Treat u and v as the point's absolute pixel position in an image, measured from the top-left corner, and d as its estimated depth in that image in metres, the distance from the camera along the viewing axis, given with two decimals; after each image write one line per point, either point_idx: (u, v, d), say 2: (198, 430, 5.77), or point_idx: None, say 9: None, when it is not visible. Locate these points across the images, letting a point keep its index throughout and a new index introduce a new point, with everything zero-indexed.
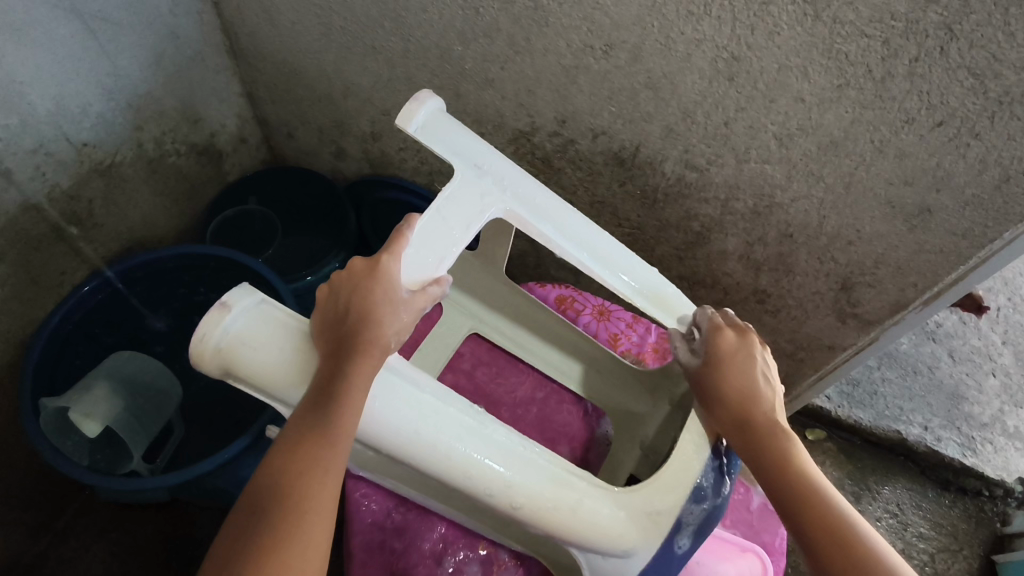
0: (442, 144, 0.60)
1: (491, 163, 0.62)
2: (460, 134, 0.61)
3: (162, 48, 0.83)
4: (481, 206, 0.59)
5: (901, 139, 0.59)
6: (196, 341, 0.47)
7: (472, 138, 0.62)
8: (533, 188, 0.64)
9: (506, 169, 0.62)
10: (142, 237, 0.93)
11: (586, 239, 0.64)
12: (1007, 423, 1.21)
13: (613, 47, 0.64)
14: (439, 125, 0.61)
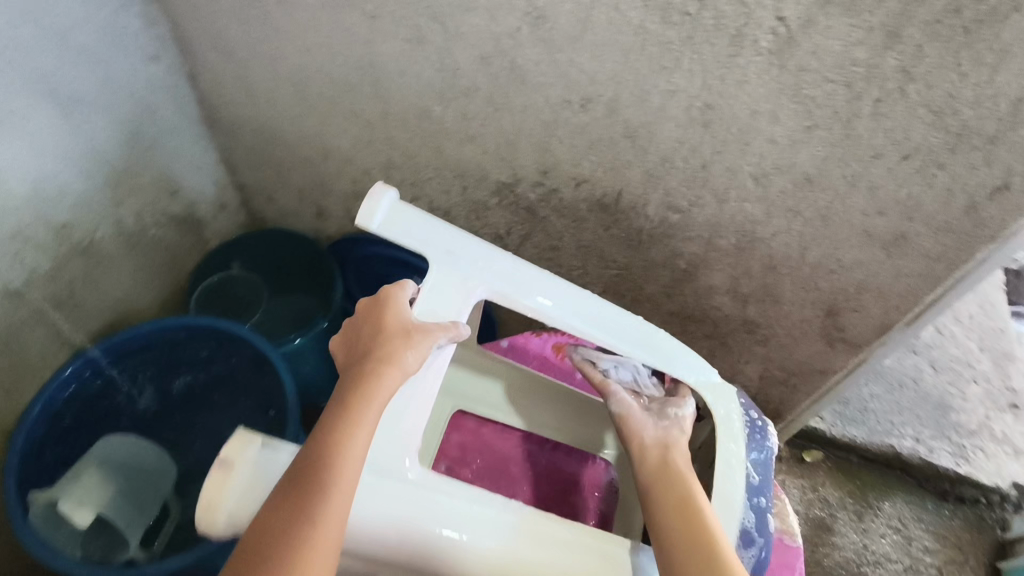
0: (406, 237, 0.57)
1: (460, 243, 0.58)
2: (419, 219, 0.57)
3: (139, 124, 0.83)
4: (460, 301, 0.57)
5: (872, 173, 0.61)
6: (204, 513, 0.47)
7: (433, 218, 0.58)
8: (511, 258, 0.60)
9: (478, 245, 0.59)
10: (124, 311, 0.92)
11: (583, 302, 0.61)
12: (995, 428, 1.25)
13: (590, 101, 0.67)
14: (401, 218, 0.57)
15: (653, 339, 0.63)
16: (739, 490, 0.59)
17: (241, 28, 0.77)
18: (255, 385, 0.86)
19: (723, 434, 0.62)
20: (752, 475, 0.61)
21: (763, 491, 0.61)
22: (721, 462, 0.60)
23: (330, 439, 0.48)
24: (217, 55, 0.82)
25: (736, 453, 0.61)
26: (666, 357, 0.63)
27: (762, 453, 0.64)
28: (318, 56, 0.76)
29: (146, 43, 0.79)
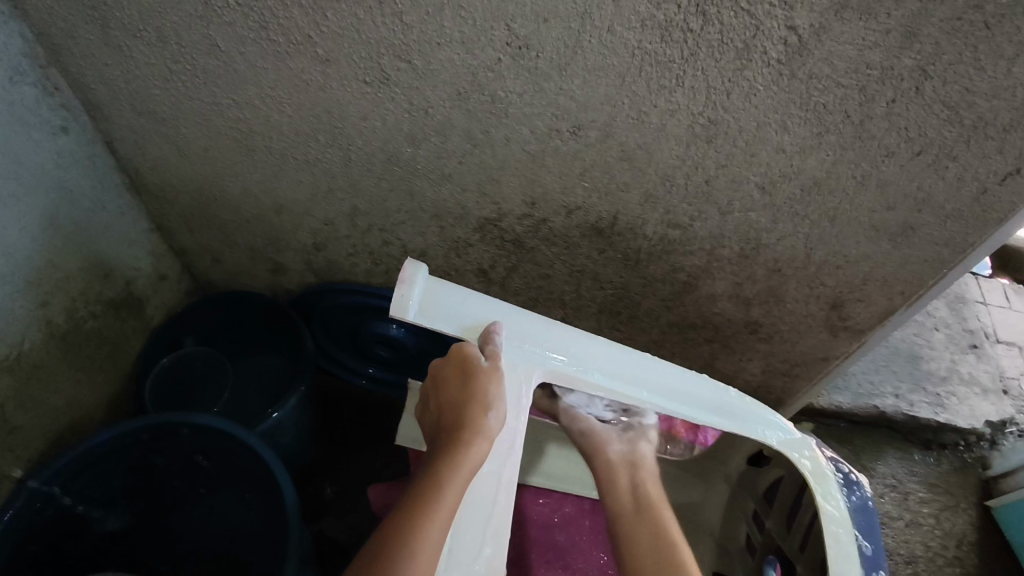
0: (447, 322, 0.57)
1: (512, 325, 0.59)
2: (469, 299, 0.58)
3: (55, 208, 0.71)
4: (523, 379, 0.57)
5: (883, 171, 0.59)
6: None
7: (481, 299, 0.59)
8: (556, 330, 0.61)
9: (533, 324, 0.60)
10: (69, 420, 0.80)
11: (637, 372, 0.63)
12: (962, 372, 1.30)
13: (581, 127, 0.61)
14: (438, 303, 0.56)
15: (723, 403, 0.65)
16: (854, 567, 0.56)
17: (167, 86, 0.66)
18: (241, 476, 0.75)
19: (823, 502, 0.60)
20: (864, 543, 0.58)
21: (880, 564, 0.57)
22: (829, 535, 0.58)
23: (396, 541, 0.45)
24: (138, 117, 0.71)
25: (840, 521, 0.59)
26: (737, 421, 0.65)
27: (870, 517, 0.60)
28: (263, 108, 0.67)
29: (50, 114, 0.68)
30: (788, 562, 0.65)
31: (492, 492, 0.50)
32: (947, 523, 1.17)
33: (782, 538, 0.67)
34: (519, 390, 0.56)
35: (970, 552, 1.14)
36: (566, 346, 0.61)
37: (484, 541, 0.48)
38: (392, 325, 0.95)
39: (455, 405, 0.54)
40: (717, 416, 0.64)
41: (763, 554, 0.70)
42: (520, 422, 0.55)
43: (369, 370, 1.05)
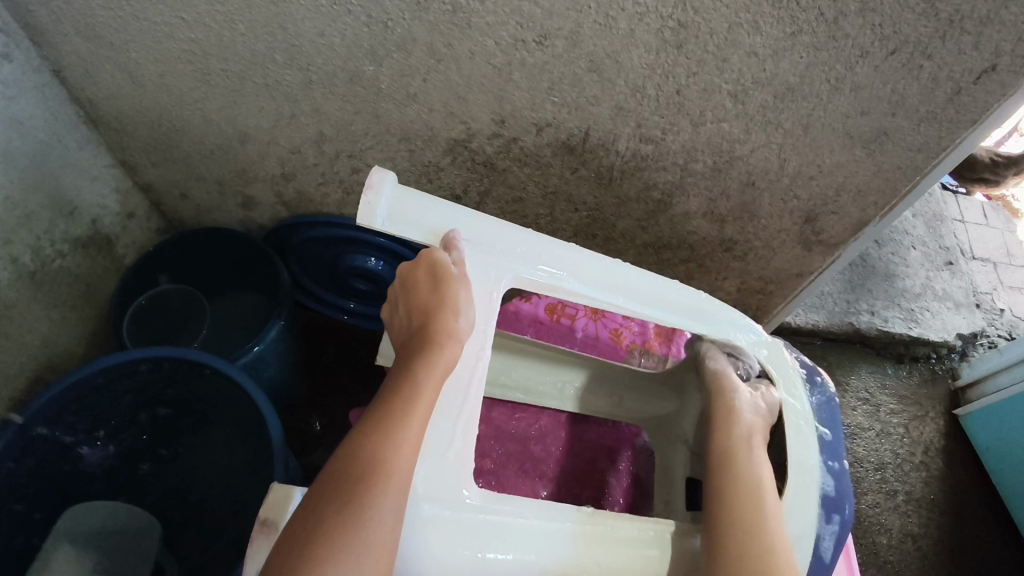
0: (413, 230, 0.56)
1: (483, 235, 0.59)
2: (441, 209, 0.58)
3: (7, 141, 0.69)
4: (493, 285, 0.58)
5: (856, 74, 0.58)
6: (261, 525, 0.46)
7: (453, 209, 0.59)
8: (528, 237, 0.61)
9: (504, 233, 0.60)
10: (47, 360, 0.80)
11: (610, 276, 0.63)
12: (936, 288, 1.33)
13: (548, 36, 0.59)
14: (404, 211, 0.56)
15: (695, 306, 0.65)
16: (812, 454, 0.59)
17: (111, 5, 0.63)
18: (225, 405, 0.76)
19: (788, 396, 0.63)
20: (823, 432, 0.62)
21: (838, 455, 0.60)
22: (792, 425, 0.61)
23: (380, 437, 0.46)
24: (85, 42, 0.68)
25: (803, 414, 0.62)
26: (708, 322, 0.66)
27: (830, 413, 0.64)
28: (216, 27, 0.64)
29: None
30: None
31: (465, 388, 0.52)
32: (915, 431, 1.22)
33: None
34: (490, 300, 0.57)
35: (935, 457, 1.20)
36: (540, 256, 0.61)
37: (455, 436, 0.50)
38: (370, 257, 0.95)
39: (425, 311, 0.54)
40: (689, 321, 0.65)
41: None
42: (489, 327, 0.56)
43: (350, 306, 1.05)
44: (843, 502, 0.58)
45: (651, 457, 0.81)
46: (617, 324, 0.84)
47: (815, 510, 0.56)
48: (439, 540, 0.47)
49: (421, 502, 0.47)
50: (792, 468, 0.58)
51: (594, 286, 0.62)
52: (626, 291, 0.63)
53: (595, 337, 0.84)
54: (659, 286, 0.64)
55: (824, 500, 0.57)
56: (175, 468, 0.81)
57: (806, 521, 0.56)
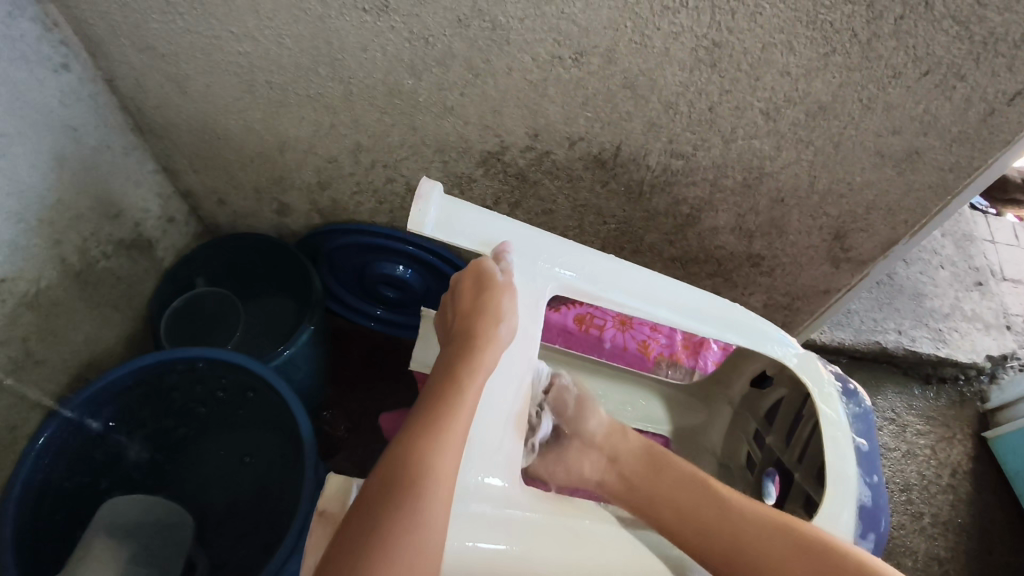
0: (458, 237, 0.58)
1: (527, 243, 0.60)
2: (485, 220, 0.59)
3: (62, 146, 0.72)
4: (537, 292, 0.59)
5: (889, 94, 0.59)
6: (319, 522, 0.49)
7: (499, 219, 0.60)
8: (569, 247, 0.62)
9: (545, 241, 0.61)
10: (90, 358, 0.82)
11: (647, 286, 0.63)
12: (965, 308, 1.31)
13: (584, 54, 0.60)
14: (450, 219, 0.57)
15: (731, 317, 0.64)
16: (850, 466, 0.57)
17: (164, 19, 0.66)
18: (259, 404, 0.77)
19: (822, 404, 0.60)
20: (860, 443, 0.59)
21: (875, 467, 0.58)
22: (827, 435, 0.58)
23: (426, 445, 0.47)
24: (138, 53, 0.71)
25: (838, 424, 0.59)
26: (745, 333, 0.64)
27: (865, 422, 0.61)
28: (262, 41, 0.66)
29: (48, 49, 0.67)
30: (783, 470, 0.64)
31: (510, 395, 0.54)
32: (942, 453, 1.20)
33: (778, 451, 0.66)
34: (534, 306, 0.59)
35: (964, 480, 1.17)
36: (582, 264, 0.62)
37: (504, 434, 0.52)
38: (398, 265, 0.97)
39: (468, 317, 0.56)
40: (726, 330, 0.64)
41: (761, 466, 0.68)
42: (533, 329, 0.58)
43: (377, 312, 1.08)
44: (879, 515, 0.56)
45: None
46: (645, 335, 0.83)
47: (851, 523, 0.55)
48: (482, 539, 0.48)
49: (470, 502, 0.49)
50: (830, 481, 0.56)
51: (633, 295, 0.63)
52: (663, 301, 0.63)
53: (624, 346, 0.82)
54: (695, 296, 0.64)
55: (862, 514, 0.56)
56: (243, 473, 0.81)
57: (842, 534, 0.54)
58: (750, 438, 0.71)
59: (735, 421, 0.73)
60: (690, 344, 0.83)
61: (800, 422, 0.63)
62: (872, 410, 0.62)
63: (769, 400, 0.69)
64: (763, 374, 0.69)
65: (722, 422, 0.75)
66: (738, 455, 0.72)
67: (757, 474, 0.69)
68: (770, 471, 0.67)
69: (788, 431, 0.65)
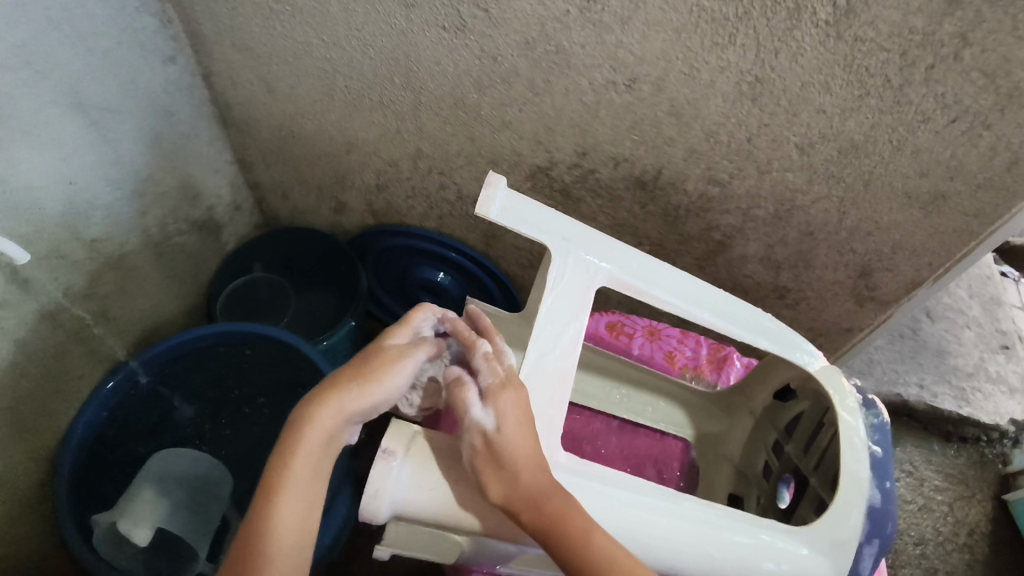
0: (522, 223, 0.60)
1: (583, 236, 0.62)
2: (544, 214, 0.62)
3: (159, 128, 0.80)
4: (589, 278, 0.60)
5: (917, 137, 0.64)
6: (371, 499, 0.48)
7: (557, 215, 0.63)
8: (622, 247, 0.64)
9: (600, 239, 0.63)
10: (153, 324, 0.89)
11: (688, 289, 0.65)
12: (989, 370, 1.32)
13: (636, 81, 0.67)
14: (516, 207, 0.60)
15: (764, 326, 0.66)
16: (864, 469, 0.58)
17: (266, 24, 0.74)
18: (295, 378, 0.83)
19: (843, 411, 0.61)
20: (875, 449, 0.60)
21: (888, 473, 0.59)
22: (845, 440, 0.60)
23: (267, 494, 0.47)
24: (236, 53, 0.79)
25: (856, 431, 0.60)
26: (776, 341, 0.65)
27: (880, 432, 0.62)
28: (348, 49, 0.74)
29: (161, 42, 0.76)
30: (800, 478, 0.65)
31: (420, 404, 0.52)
32: (960, 512, 1.19)
33: (796, 460, 0.66)
34: (585, 289, 0.60)
35: (981, 541, 1.16)
36: (632, 261, 0.63)
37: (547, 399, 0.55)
38: (438, 272, 1.05)
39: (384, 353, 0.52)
40: (757, 336, 0.65)
41: (778, 473, 0.69)
42: (580, 309, 0.58)
43: None
44: (889, 517, 0.57)
45: (695, 473, 0.77)
46: (672, 346, 0.83)
47: (860, 521, 0.56)
48: (476, 481, 0.50)
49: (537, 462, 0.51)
50: (841, 478, 0.58)
51: (678, 297, 0.64)
52: (702, 303, 0.65)
53: (651, 355, 0.82)
54: (732, 303, 0.66)
55: (870, 515, 0.57)
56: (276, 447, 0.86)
57: (853, 529, 0.56)
58: (769, 448, 0.72)
59: (756, 432, 0.74)
60: (715, 359, 0.82)
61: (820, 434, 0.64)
62: (889, 423, 0.64)
63: (791, 412, 0.69)
64: (785, 387, 0.71)
65: (743, 433, 0.75)
66: (756, 464, 0.72)
67: (774, 482, 0.69)
68: (786, 479, 0.68)
69: (808, 442, 0.66)
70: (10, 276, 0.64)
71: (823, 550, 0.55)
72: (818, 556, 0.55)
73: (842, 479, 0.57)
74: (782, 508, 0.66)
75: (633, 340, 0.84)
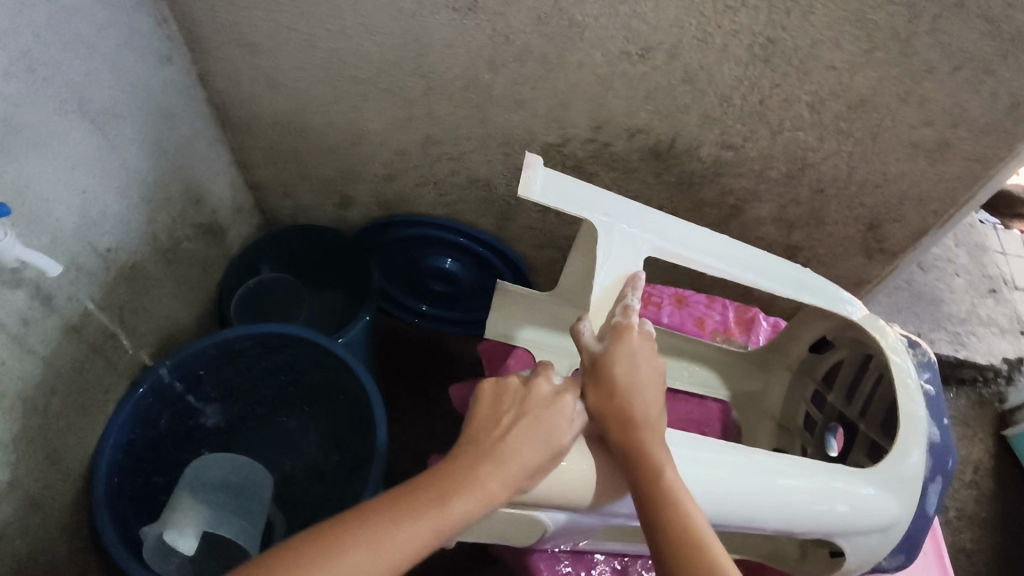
0: (564, 202, 0.59)
1: (620, 208, 0.63)
2: (580, 189, 0.61)
3: (162, 131, 0.78)
4: (634, 251, 0.61)
5: (925, 88, 0.66)
6: None
7: (593, 189, 0.63)
8: (657, 215, 0.64)
9: (634, 209, 0.63)
10: (170, 333, 0.87)
11: (729, 250, 0.66)
12: (981, 314, 1.37)
13: (650, 50, 0.67)
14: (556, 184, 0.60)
15: (806, 280, 0.68)
16: (921, 409, 0.62)
17: (266, 17, 0.73)
18: (325, 378, 0.83)
19: (893, 355, 0.64)
20: (928, 387, 0.64)
21: (944, 409, 0.63)
22: (899, 381, 0.63)
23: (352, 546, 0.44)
24: (234, 49, 0.78)
25: (908, 371, 0.64)
26: (817, 293, 0.68)
27: (929, 369, 0.66)
28: (353, 37, 0.73)
29: (158, 42, 0.74)
30: (848, 425, 0.70)
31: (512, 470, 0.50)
32: (964, 450, 1.25)
33: (841, 408, 0.71)
34: (632, 260, 0.61)
35: (986, 476, 1.22)
36: (670, 227, 0.64)
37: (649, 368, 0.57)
38: (446, 259, 1.05)
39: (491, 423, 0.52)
40: (801, 291, 0.67)
41: (823, 424, 0.73)
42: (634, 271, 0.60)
43: (422, 308, 1.14)
44: (949, 452, 0.62)
45: (739, 435, 0.78)
46: (701, 311, 0.84)
47: (923, 457, 0.61)
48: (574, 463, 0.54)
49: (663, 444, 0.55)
50: (903, 418, 0.61)
51: (722, 260, 0.65)
52: (744, 263, 0.66)
53: (681, 322, 0.83)
54: (774, 262, 0.67)
55: (933, 451, 0.61)
56: (306, 443, 0.88)
57: (918, 466, 0.60)
58: (809, 399, 0.76)
59: (794, 385, 0.77)
60: (743, 321, 0.85)
61: (863, 380, 0.69)
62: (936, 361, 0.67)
63: (833, 359, 0.73)
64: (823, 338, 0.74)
65: (779, 388, 0.78)
66: (798, 416, 0.76)
67: (819, 433, 0.73)
68: (833, 428, 0.72)
69: (851, 390, 0.70)
70: (33, 292, 0.62)
71: (892, 488, 0.59)
72: (888, 495, 0.59)
73: (903, 421, 0.61)
74: (834, 455, 0.71)
75: (662, 309, 0.84)
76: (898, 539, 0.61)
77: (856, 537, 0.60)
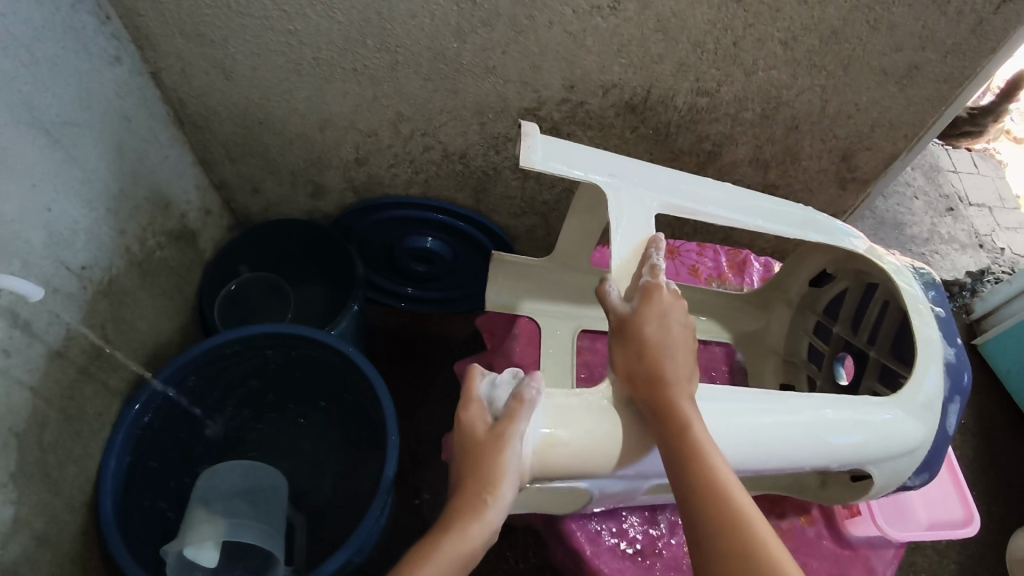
0: (565, 167, 0.61)
1: (619, 167, 0.64)
2: (579, 152, 0.63)
3: (120, 136, 0.74)
4: (639, 208, 0.63)
5: (893, 13, 0.67)
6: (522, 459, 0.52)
7: (590, 151, 0.64)
8: (656, 171, 0.66)
9: (632, 168, 0.65)
10: (155, 346, 0.84)
11: (733, 200, 0.68)
12: (941, 233, 1.43)
13: (622, 2, 0.66)
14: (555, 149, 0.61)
15: (809, 219, 0.70)
16: (934, 331, 0.65)
17: (218, 3, 0.69)
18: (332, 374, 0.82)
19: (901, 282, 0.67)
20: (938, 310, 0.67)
21: (956, 330, 0.66)
22: (911, 305, 0.66)
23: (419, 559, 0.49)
24: (187, 42, 0.74)
25: (918, 298, 0.67)
26: (824, 231, 0.70)
27: (936, 290, 0.69)
28: (313, 17, 0.70)
29: (104, 42, 0.70)
30: (856, 352, 0.75)
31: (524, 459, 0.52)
32: None
33: (848, 338, 0.75)
34: (641, 217, 0.62)
35: None
36: (670, 182, 0.66)
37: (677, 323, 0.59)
38: (426, 238, 1.04)
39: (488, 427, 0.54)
40: (810, 231, 0.69)
41: (830, 354, 0.77)
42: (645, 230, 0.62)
43: (408, 291, 1.13)
44: (965, 368, 0.65)
45: (744, 375, 0.82)
46: (695, 260, 0.87)
47: (942, 377, 0.64)
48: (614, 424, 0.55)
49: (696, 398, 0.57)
50: (919, 342, 0.64)
51: (726, 210, 0.67)
52: (748, 210, 0.68)
53: (676, 272, 0.86)
54: (775, 206, 0.69)
55: (950, 370, 0.64)
56: (311, 439, 0.88)
57: (937, 386, 0.63)
58: (810, 331, 0.80)
59: (796, 320, 0.82)
60: (735, 265, 0.88)
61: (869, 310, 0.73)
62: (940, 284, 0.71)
63: (834, 291, 0.78)
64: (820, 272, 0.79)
65: (782, 323, 0.83)
66: (800, 350, 0.81)
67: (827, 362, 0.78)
68: (841, 356, 0.77)
69: (856, 322, 0.75)
70: (11, 321, 0.59)
71: (914, 412, 0.62)
72: (915, 418, 0.62)
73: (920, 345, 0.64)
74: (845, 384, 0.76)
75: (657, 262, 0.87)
76: (924, 457, 0.64)
77: (887, 463, 0.63)
